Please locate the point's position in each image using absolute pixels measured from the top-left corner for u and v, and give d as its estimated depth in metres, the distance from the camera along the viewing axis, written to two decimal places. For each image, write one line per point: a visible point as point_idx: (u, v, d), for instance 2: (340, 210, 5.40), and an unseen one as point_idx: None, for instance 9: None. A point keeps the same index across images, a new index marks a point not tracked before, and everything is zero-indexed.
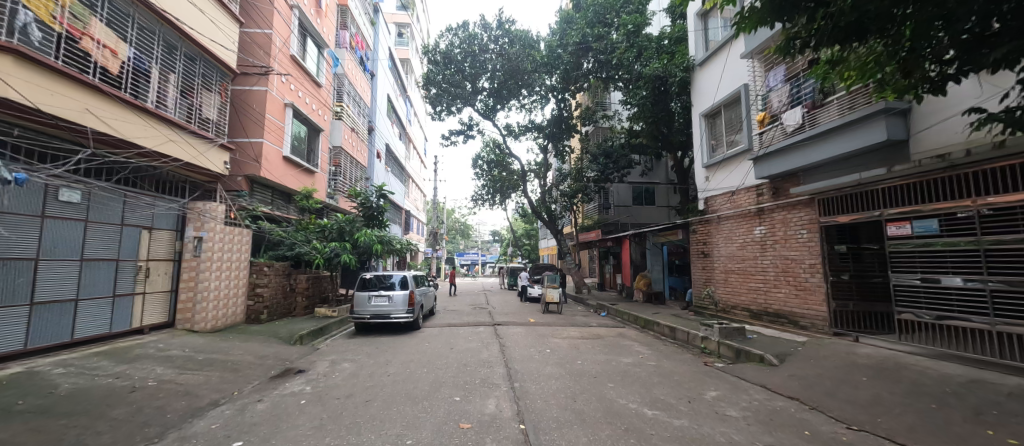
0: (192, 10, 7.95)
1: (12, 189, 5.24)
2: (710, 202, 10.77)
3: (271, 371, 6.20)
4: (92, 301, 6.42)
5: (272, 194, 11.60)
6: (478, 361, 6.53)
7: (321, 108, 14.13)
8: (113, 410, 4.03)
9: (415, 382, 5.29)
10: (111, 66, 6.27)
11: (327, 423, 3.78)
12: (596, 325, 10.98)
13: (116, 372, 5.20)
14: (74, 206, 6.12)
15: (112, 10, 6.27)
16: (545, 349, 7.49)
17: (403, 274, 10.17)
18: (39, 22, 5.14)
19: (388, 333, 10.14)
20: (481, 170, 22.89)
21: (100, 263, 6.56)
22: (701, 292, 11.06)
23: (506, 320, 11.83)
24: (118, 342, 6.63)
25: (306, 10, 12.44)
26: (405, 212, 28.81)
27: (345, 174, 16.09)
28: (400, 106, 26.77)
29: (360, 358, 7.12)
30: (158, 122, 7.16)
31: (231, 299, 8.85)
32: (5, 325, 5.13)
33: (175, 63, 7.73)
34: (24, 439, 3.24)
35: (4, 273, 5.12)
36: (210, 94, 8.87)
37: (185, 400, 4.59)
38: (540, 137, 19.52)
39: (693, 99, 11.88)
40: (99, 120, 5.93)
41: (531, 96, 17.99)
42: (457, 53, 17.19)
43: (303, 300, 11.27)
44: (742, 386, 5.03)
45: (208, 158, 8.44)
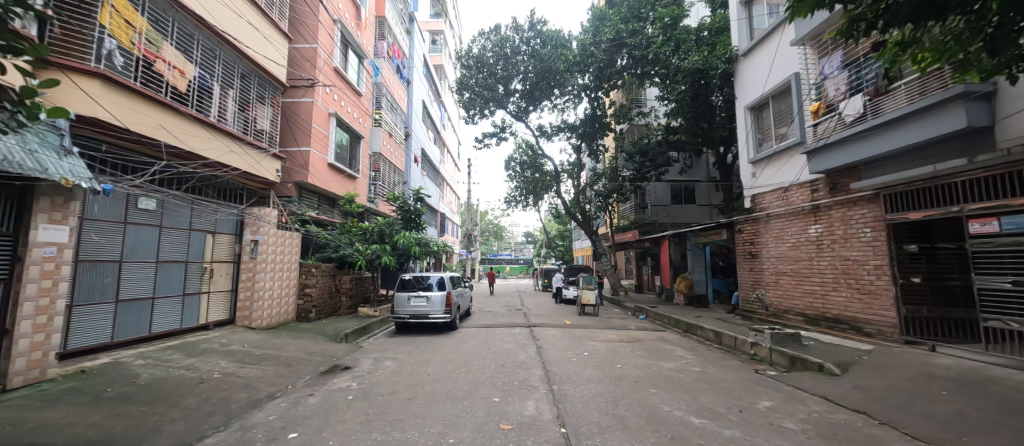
0: (248, 29, 8.57)
1: (100, 199, 5.88)
2: (757, 199, 10.17)
3: (320, 367, 6.54)
4: (166, 300, 7.07)
5: (318, 199, 12.26)
6: (515, 362, 6.53)
7: (361, 116, 14.77)
8: (184, 399, 4.41)
9: (455, 382, 5.37)
10: (180, 85, 6.88)
11: (373, 419, 3.92)
12: (635, 328, 10.68)
13: (186, 364, 5.69)
14: (150, 213, 6.76)
15: (180, 34, 6.90)
16: (583, 351, 7.37)
17: (440, 275, 10.41)
18: (122, 49, 5.78)
19: (426, 333, 10.38)
20: (514, 172, 22.93)
21: (171, 264, 7.21)
22: (748, 295, 10.44)
23: (541, 322, 11.76)
24: (188, 337, 7.25)
25: (348, 24, 13.08)
26: (440, 215, 29.45)
27: (383, 179, 16.73)
28: (434, 111, 27.45)
29: (401, 357, 7.34)
30: (220, 135, 7.77)
31: (283, 298, 9.44)
32: (96, 319, 5.79)
33: (234, 79, 8.35)
34: (113, 423, 3.63)
35: (94, 273, 5.78)
36: (263, 107, 9.48)
37: (245, 392, 4.94)
38: (573, 137, 19.27)
39: (736, 92, 11.29)
40: (170, 135, 6.53)
41: (564, 96, 17.83)
42: (489, 57, 17.28)
43: (347, 300, 11.80)
44: (798, 396, 4.69)
45: (263, 167, 9.05)
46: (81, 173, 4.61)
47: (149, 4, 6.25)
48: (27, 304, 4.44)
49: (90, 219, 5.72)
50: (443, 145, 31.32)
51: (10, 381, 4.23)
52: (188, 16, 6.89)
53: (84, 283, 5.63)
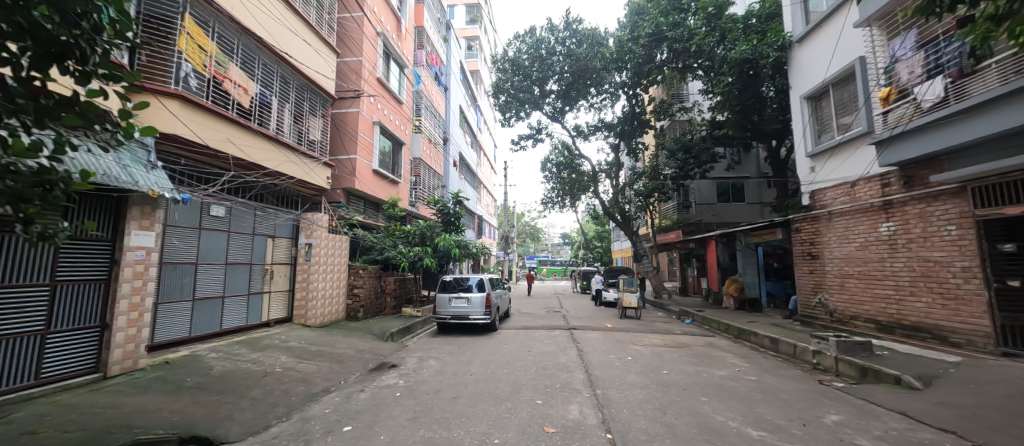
0: (302, 46, 9.21)
1: (179, 207, 6.54)
2: (817, 196, 9.39)
3: (369, 365, 6.86)
4: (234, 298, 7.71)
5: (364, 203, 12.87)
6: (556, 364, 6.48)
7: (403, 123, 15.33)
8: (251, 391, 4.80)
9: (497, 383, 5.42)
10: (244, 101, 7.51)
11: (420, 416, 4.04)
12: (681, 333, 10.24)
13: (252, 358, 6.19)
14: (220, 219, 7.42)
15: (244, 55, 7.54)
16: (627, 356, 7.16)
17: (480, 276, 10.55)
18: (195, 72, 6.42)
19: (467, 333, 10.55)
20: (550, 173, 22.78)
21: (238, 266, 7.86)
22: (808, 300, 9.65)
23: (581, 325, 11.56)
24: (252, 333, 7.87)
25: (389, 36, 13.66)
26: (477, 217, 29.84)
27: (424, 183, 17.26)
28: (471, 116, 27.94)
29: (444, 356, 7.52)
30: (279, 146, 8.39)
31: (334, 297, 10.01)
32: (176, 315, 6.45)
33: (290, 94, 8.98)
34: (193, 410, 4.01)
35: (174, 274, 6.44)
36: (315, 119, 10.07)
37: (304, 385, 5.29)
38: (611, 136, 18.83)
39: (791, 81, 10.52)
40: (237, 147, 7.15)
41: (601, 94, 17.48)
42: (525, 59, 17.24)
43: (392, 300, 12.28)
44: (871, 411, 4.27)
45: (315, 175, 9.65)
46: (163, 183, 5.14)
47: (217, 29, 6.89)
48: (123, 301, 5.03)
49: (171, 225, 6.39)
50: (480, 148, 31.78)
51: (108, 369, 4.84)
52: (250, 38, 7.51)
53: (167, 282, 6.31)
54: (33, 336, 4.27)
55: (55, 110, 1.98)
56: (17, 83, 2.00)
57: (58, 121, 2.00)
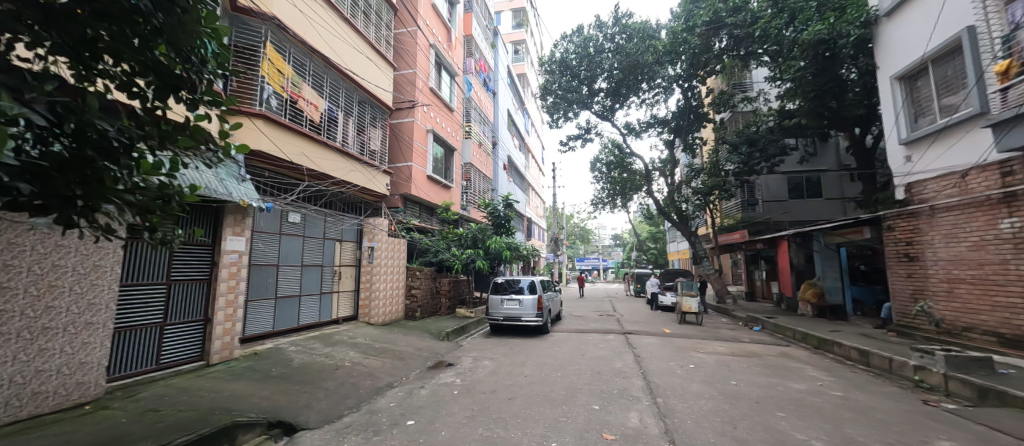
0: (363, 63, 9.87)
1: (263, 215, 7.31)
2: (915, 189, 8.24)
3: (428, 362, 7.15)
4: (309, 297, 8.43)
5: (419, 208, 13.46)
6: (612, 370, 6.29)
7: (454, 130, 15.81)
8: (325, 382, 5.23)
9: (551, 385, 5.39)
10: (315, 117, 8.20)
11: (478, 415, 4.14)
12: (750, 341, 9.47)
13: (325, 352, 6.74)
14: (296, 225, 8.16)
15: (314, 75, 8.26)
16: (689, 363, 6.75)
17: (531, 278, 10.56)
18: (275, 94, 7.17)
19: (520, 335, 10.62)
20: (601, 173, 22.23)
21: (312, 267, 8.58)
22: (906, 307, 8.47)
23: (637, 329, 11.12)
24: (325, 329, 8.57)
25: (440, 47, 14.23)
26: (527, 219, 29.95)
27: (474, 188, 17.67)
28: (519, 119, 28.09)
29: (498, 357, 7.63)
30: (345, 157, 9.06)
31: (394, 297, 10.59)
32: (262, 312, 7.20)
33: (354, 108, 9.65)
34: (278, 397, 4.46)
35: (260, 274, 7.20)
36: (375, 130, 10.71)
37: (370, 379, 5.66)
38: (665, 132, 17.96)
39: (878, 61, 9.32)
40: (310, 160, 7.84)
41: (653, 89, 16.72)
42: (572, 59, 16.89)
43: (446, 301, 12.71)
44: (994, 439, 3.65)
45: (376, 182, 10.27)
46: (250, 193, 5.78)
47: (292, 53, 7.62)
48: (221, 298, 5.73)
49: (256, 230, 7.16)
50: (528, 151, 31.87)
51: (210, 358, 5.54)
52: (319, 59, 8.21)
53: (254, 282, 7.07)
54: (154, 328, 4.99)
55: (175, 134, 2.38)
56: (145, 114, 2.41)
57: (176, 143, 2.38)
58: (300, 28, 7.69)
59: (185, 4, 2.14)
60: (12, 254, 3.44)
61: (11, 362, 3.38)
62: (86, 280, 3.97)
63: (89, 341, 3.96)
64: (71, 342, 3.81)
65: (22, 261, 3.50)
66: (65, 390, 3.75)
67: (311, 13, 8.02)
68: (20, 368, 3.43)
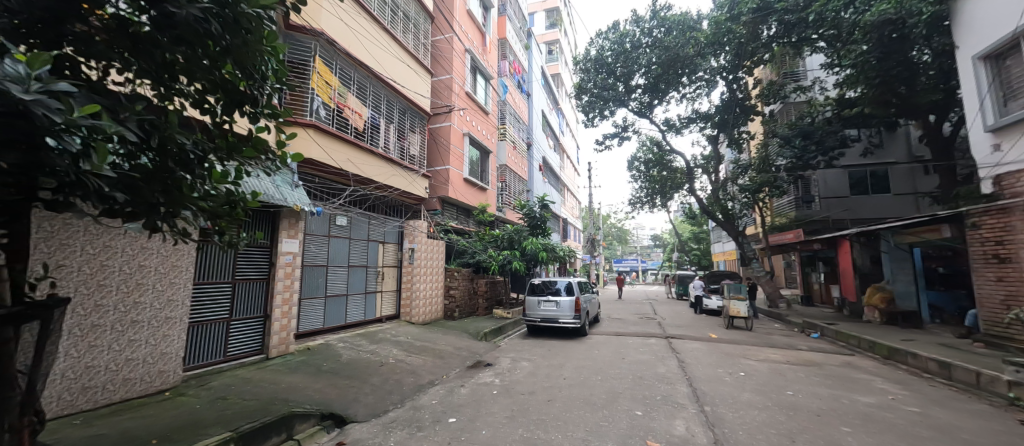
0: (403, 70, 10.23)
1: (314, 218, 7.76)
2: (1005, 181, 7.32)
3: (467, 362, 7.29)
4: (355, 296, 8.85)
5: (456, 210, 13.72)
6: (655, 375, 6.08)
7: (490, 133, 15.97)
8: (372, 377, 5.48)
9: (591, 389, 5.31)
10: (359, 125, 8.60)
11: (518, 415, 4.16)
12: (807, 349, 8.79)
13: (371, 349, 7.06)
14: (343, 227, 8.58)
15: (358, 85, 8.67)
16: (739, 371, 6.37)
17: (568, 280, 10.44)
18: (324, 104, 7.60)
19: (557, 337, 10.53)
20: (639, 172, 21.56)
21: (358, 268, 8.98)
22: (996, 316, 7.50)
23: (681, 334, 10.66)
24: (370, 327, 8.96)
25: (475, 52, 14.45)
26: (562, 220, 29.64)
27: (510, 189, 17.78)
28: (553, 119, 27.85)
29: (536, 358, 7.62)
30: (387, 162, 9.43)
31: (433, 297, 10.89)
32: (313, 309, 7.66)
33: (395, 114, 10.02)
34: (329, 390, 4.73)
35: (311, 275, 7.65)
36: (414, 135, 11.04)
37: (413, 376, 5.86)
38: (709, 126, 17.11)
39: (956, 39, 8.37)
40: (355, 166, 8.24)
41: (694, 83, 15.97)
42: (608, 56, 16.49)
43: (484, 302, 12.89)
44: None
45: (415, 185, 10.60)
46: (302, 198, 6.16)
47: (339, 65, 8.06)
48: (278, 296, 6.17)
49: (308, 233, 7.62)
50: (563, 150, 31.52)
51: (270, 351, 5.98)
52: (362, 69, 8.62)
53: (307, 281, 7.55)
54: (222, 323, 5.45)
55: (240, 146, 2.60)
56: (214, 128, 2.65)
57: (241, 154, 2.60)
58: (346, 41, 8.11)
59: (248, 25, 2.33)
60: (107, 255, 3.89)
61: (107, 350, 3.84)
62: (166, 278, 4.41)
63: (169, 334, 4.40)
64: (154, 335, 4.25)
65: (115, 261, 3.94)
66: (150, 377, 4.21)
67: (355, 26, 8.44)
68: (114, 356, 3.89)
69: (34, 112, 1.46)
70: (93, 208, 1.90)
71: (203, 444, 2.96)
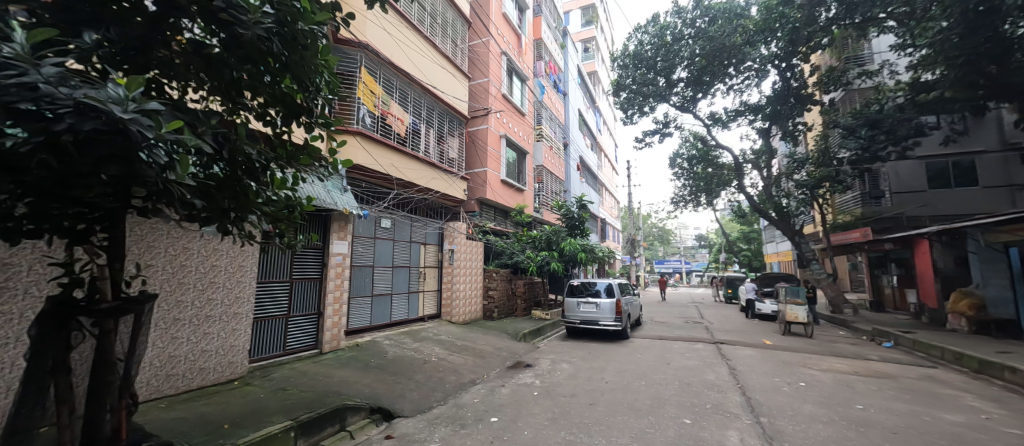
0: (442, 76, 10.50)
1: (361, 221, 8.15)
2: None
3: (507, 362, 7.33)
4: (400, 295, 9.19)
5: (494, 212, 13.85)
6: (704, 382, 5.79)
7: (526, 135, 15.99)
8: (417, 375, 5.66)
9: (635, 394, 5.15)
10: (401, 131, 8.92)
11: (559, 418, 4.12)
12: (879, 359, 7.97)
13: (414, 347, 7.30)
14: (388, 229, 8.93)
15: (400, 92, 9.01)
16: (799, 381, 5.91)
17: (608, 281, 10.23)
18: (369, 112, 7.96)
19: (598, 340, 10.31)
20: (682, 169, 20.64)
21: (401, 268, 9.31)
22: None
23: (731, 339, 10.05)
24: (413, 325, 9.27)
25: (511, 54, 14.54)
26: (600, 221, 29.00)
27: (547, 189, 17.70)
28: (590, 118, 27.37)
29: (577, 361, 7.51)
30: (428, 166, 9.73)
31: (473, 298, 11.08)
32: (360, 308, 8.05)
33: (434, 119, 10.29)
34: (377, 385, 4.95)
35: (358, 275, 8.04)
36: (453, 138, 11.28)
37: (455, 375, 5.98)
38: (759, 119, 16.03)
39: None
40: (398, 170, 8.58)
41: (742, 74, 15.03)
42: (648, 51, 15.93)
43: (522, 303, 12.92)
44: None
45: (454, 188, 10.83)
46: (350, 202, 6.49)
47: (383, 74, 8.43)
48: (330, 295, 6.54)
49: (355, 235, 8.01)
50: (600, 150, 30.89)
51: (323, 346, 6.36)
52: (404, 77, 8.94)
53: (355, 281, 7.95)
54: (281, 319, 5.87)
55: (298, 154, 2.80)
56: (275, 138, 2.87)
57: (299, 162, 2.81)
58: (389, 50, 8.48)
59: (305, 41, 2.50)
60: (185, 256, 4.30)
61: (186, 342, 4.26)
62: (234, 277, 4.81)
63: (236, 328, 4.81)
64: (225, 329, 4.67)
65: (192, 262, 4.35)
66: (221, 367, 4.61)
67: (397, 35, 8.80)
68: (192, 347, 4.31)
69: (131, 128, 1.66)
70: (176, 212, 2.13)
71: (269, 431, 3.20)
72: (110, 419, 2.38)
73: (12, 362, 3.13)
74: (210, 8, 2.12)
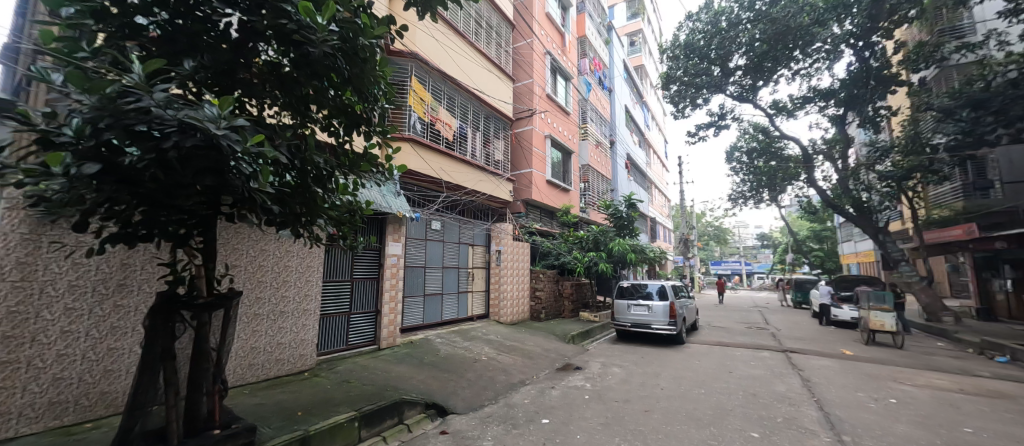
0: (487, 79, 10.68)
1: (413, 223, 8.50)
2: None
3: (556, 364, 7.27)
4: (449, 295, 9.46)
5: (540, 213, 13.80)
6: (772, 393, 5.34)
7: (572, 134, 15.79)
8: (468, 373, 5.78)
9: (694, 402, 4.88)
10: (449, 135, 9.19)
11: (613, 423, 4.01)
12: (991, 376, 6.86)
13: (465, 346, 7.47)
14: (438, 231, 9.23)
15: (448, 98, 9.29)
16: (888, 397, 5.25)
17: (661, 283, 9.79)
18: (419, 119, 8.30)
19: (651, 344, 9.89)
20: (741, 164, 19.23)
21: (451, 269, 9.57)
22: None
23: (803, 348, 9.18)
24: (463, 325, 9.49)
25: (555, 53, 14.45)
26: (650, 220, 27.84)
27: (593, 189, 17.34)
28: (638, 114, 26.37)
29: (629, 365, 7.25)
30: (475, 169, 9.93)
31: (520, 298, 11.14)
32: (413, 307, 8.40)
33: (480, 122, 10.49)
34: (432, 382, 5.13)
35: (411, 275, 8.39)
36: (498, 141, 11.42)
37: (505, 375, 6.04)
38: (831, 105, 14.50)
39: None
40: (447, 174, 8.83)
41: (809, 58, 13.69)
42: (701, 39, 15.02)
43: (570, 304, 12.75)
44: None
45: (500, 189, 10.96)
46: (404, 205, 6.80)
47: (431, 81, 8.74)
48: (386, 294, 6.89)
49: (408, 237, 8.37)
50: (649, 146, 29.69)
51: (380, 342, 6.71)
52: (451, 83, 9.21)
53: (408, 281, 8.32)
54: (343, 316, 6.28)
55: (360, 161, 2.99)
56: (339, 148, 3.08)
57: (359, 168, 2.99)
58: (437, 58, 8.79)
59: (365, 54, 2.65)
60: (263, 257, 4.75)
61: (265, 335, 4.72)
62: (304, 276, 5.23)
63: (307, 324, 5.23)
64: (297, 323, 5.09)
65: (269, 263, 4.80)
66: (294, 359, 5.04)
67: (445, 43, 9.10)
68: (270, 340, 4.75)
69: (222, 143, 1.86)
70: (257, 218, 2.36)
71: (336, 420, 3.45)
72: (206, 401, 2.71)
73: (130, 349, 3.63)
74: (284, 31, 2.33)
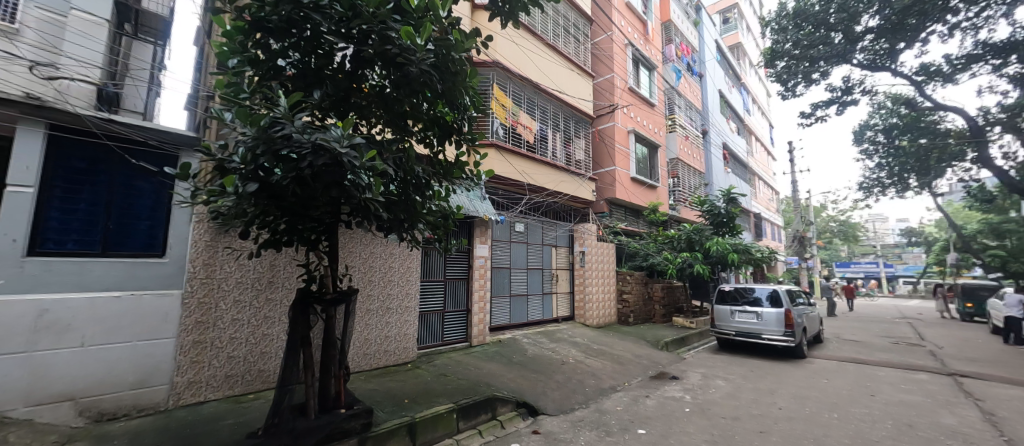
0: (566, 78, 10.59)
1: (498, 226, 8.77)
2: None
3: (649, 372, 6.87)
4: (534, 296, 9.54)
5: (625, 212, 13.15)
6: (936, 426, 4.31)
7: (658, 128, 14.82)
8: (557, 375, 5.78)
9: (823, 427, 4.18)
10: (530, 138, 9.32)
11: (720, 442, 3.64)
12: None
13: (552, 348, 7.46)
14: (522, 233, 9.39)
15: (528, 102, 9.45)
16: None
17: (771, 288, 8.61)
18: (502, 124, 8.56)
19: (761, 356, 8.74)
20: (874, 145, 16.00)
21: (535, 270, 9.65)
22: None
23: (979, 372, 7.22)
24: (549, 326, 9.51)
25: (637, 43, 13.73)
26: (755, 216, 24.71)
27: (684, 184, 16.02)
28: (735, 99, 23.68)
29: (735, 378, 6.51)
30: (557, 170, 9.92)
31: (606, 301, 10.79)
32: (500, 306, 8.66)
33: (560, 123, 10.43)
34: (522, 381, 5.24)
35: (497, 276, 8.68)
36: (579, 140, 11.23)
37: (593, 379, 5.89)
38: (1011, 62, 11.27)
39: None
40: (529, 176, 8.99)
41: (973, 6, 10.84)
42: (816, 4, 12.84)
43: (661, 309, 11.94)
44: None
45: (582, 189, 10.76)
46: (489, 209, 7.06)
47: (511, 87, 8.95)
48: (476, 294, 7.24)
49: (494, 240, 8.66)
50: (750, 133, 26.40)
51: (472, 340, 7.07)
52: (531, 86, 9.34)
53: (495, 282, 8.62)
54: (438, 313, 6.74)
55: (452, 168, 3.20)
56: (434, 157, 3.33)
57: (451, 175, 3.20)
58: (517, 63, 8.98)
59: (455, 68, 2.84)
60: (372, 258, 5.33)
61: (375, 327, 5.29)
62: (405, 276, 5.74)
63: (408, 319, 5.72)
64: (400, 319, 5.61)
65: (377, 263, 5.38)
66: (399, 351, 5.56)
67: (525, 47, 9.27)
68: (379, 333, 5.32)
69: (344, 160, 2.18)
70: (371, 223, 2.66)
71: (437, 410, 3.72)
72: (334, 383, 3.14)
73: (277, 335, 4.37)
74: (389, 55, 2.59)
